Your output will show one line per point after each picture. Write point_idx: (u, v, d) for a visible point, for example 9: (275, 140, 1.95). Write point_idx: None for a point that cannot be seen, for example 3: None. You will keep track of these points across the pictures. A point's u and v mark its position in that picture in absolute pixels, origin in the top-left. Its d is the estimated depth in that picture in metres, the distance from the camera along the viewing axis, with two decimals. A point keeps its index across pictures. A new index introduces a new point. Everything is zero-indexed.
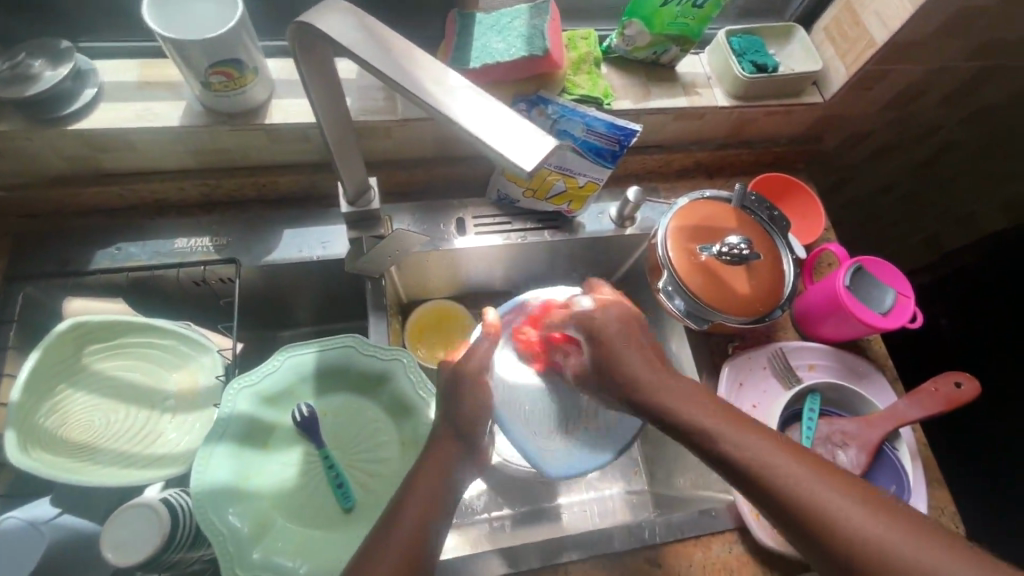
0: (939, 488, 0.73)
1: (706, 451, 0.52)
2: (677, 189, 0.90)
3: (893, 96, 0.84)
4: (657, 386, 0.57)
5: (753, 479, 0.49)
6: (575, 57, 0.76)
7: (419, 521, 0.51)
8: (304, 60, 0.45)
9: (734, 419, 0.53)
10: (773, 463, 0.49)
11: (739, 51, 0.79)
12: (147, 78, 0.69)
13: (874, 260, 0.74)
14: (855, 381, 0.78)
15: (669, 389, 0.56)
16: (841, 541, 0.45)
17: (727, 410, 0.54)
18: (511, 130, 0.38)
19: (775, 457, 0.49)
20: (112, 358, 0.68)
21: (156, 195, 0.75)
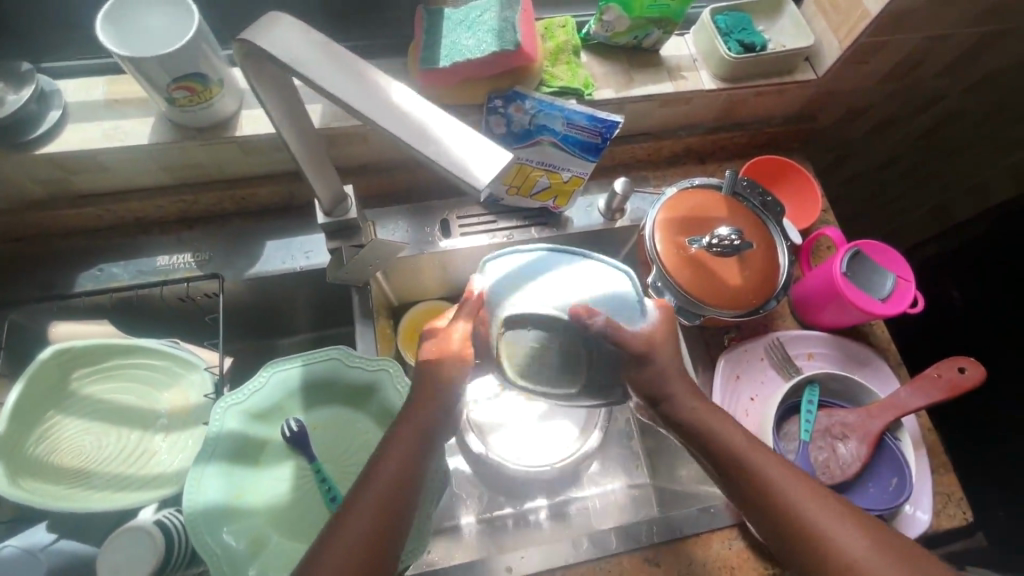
0: (945, 474, 0.71)
1: (723, 468, 0.54)
2: (667, 177, 0.87)
3: (890, 68, 0.80)
4: (686, 407, 0.57)
5: (728, 470, 0.54)
6: (553, 47, 0.74)
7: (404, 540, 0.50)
8: (254, 72, 0.43)
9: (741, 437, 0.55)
10: (754, 459, 0.53)
11: (724, 31, 0.75)
12: (113, 95, 0.67)
13: (873, 243, 0.72)
14: (855, 368, 0.76)
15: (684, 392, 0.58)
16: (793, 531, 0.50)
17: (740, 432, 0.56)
18: (463, 147, 0.36)
19: (789, 483, 0.52)
20: (100, 381, 0.68)
21: (134, 214, 0.74)
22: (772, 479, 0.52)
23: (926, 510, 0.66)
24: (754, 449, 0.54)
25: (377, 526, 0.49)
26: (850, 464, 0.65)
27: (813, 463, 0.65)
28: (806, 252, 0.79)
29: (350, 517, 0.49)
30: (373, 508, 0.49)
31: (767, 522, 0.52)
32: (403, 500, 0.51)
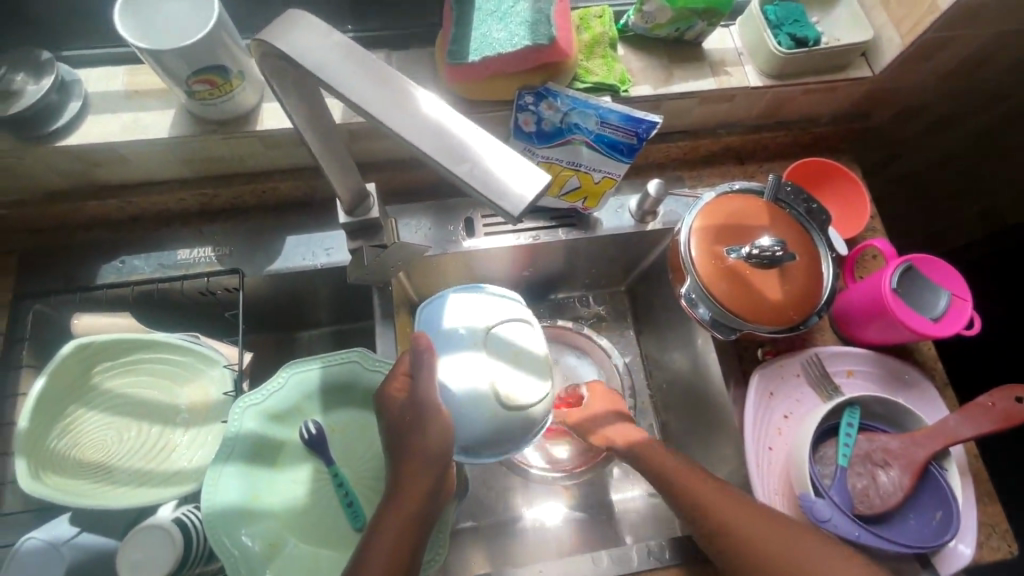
0: (992, 504, 0.67)
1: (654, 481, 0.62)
2: (704, 178, 0.83)
3: (954, 66, 0.74)
4: (621, 435, 0.69)
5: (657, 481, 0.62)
6: (588, 39, 0.69)
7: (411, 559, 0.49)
8: (274, 71, 0.41)
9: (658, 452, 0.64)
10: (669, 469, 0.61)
11: (774, 23, 0.70)
12: (133, 86, 0.66)
13: (925, 257, 0.67)
14: (897, 387, 0.72)
15: (620, 427, 0.71)
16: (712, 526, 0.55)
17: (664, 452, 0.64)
18: (498, 165, 0.33)
19: (700, 485, 0.59)
20: (121, 376, 0.68)
21: (156, 206, 0.73)
22: (708, 496, 0.57)
23: (969, 545, 0.61)
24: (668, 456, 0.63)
25: (400, 541, 0.50)
26: (892, 493, 0.61)
27: (851, 490, 0.62)
28: (850, 264, 0.74)
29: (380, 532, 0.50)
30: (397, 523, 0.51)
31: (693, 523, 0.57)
32: (424, 515, 0.52)
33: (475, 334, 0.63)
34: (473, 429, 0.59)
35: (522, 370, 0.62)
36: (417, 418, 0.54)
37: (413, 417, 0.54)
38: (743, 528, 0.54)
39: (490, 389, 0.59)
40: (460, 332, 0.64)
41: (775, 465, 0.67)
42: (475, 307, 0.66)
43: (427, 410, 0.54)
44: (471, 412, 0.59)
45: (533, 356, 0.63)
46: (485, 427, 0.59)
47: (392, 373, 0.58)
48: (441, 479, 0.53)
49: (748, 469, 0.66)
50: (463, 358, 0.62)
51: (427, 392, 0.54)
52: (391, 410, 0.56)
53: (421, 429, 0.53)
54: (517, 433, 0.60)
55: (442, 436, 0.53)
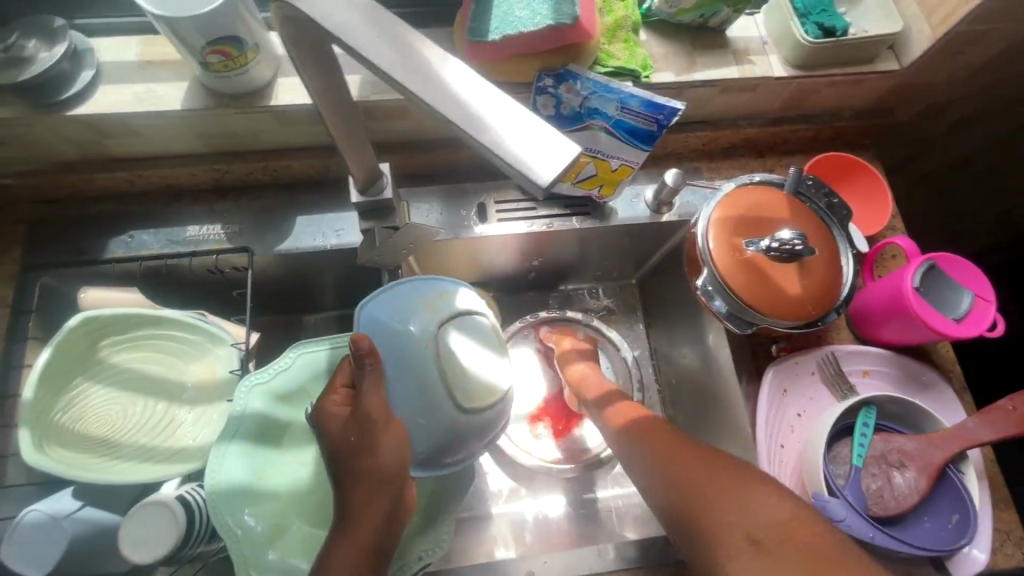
0: (1007, 510, 0.66)
1: (636, 451, 0.61)
2: (722, 170, 0.81)
3: (984, 62, 0.72)
4: (617, 411, 0.68)
5: (635, 451, 0.61)
6: (610, 22, 0.67)
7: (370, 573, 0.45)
8: (291, 35, 0.39)
9: (644, 426, 0.63)
10: (651, 440, 0.60)
11: (801, 11, 0.68)
12: (146, 57, 0.65)
13: (948, 255, 0.65)
14: (914, 389, 0.70)
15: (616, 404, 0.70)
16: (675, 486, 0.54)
17: (647, 425, 0.63)
18: (525, 134, 0.32)
19: (672, 454, 0.57)
20: (128, 351, 0.67)
21: (167, 181, 0.73)
22: (677, 464, 0.55)
23: (983, 548, 0.60)
24: (654, 429, 0.61)
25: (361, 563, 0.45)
26: (906, 495, 0.60)
27: (865, 491, 0.61)
28: (870, 262, 0.72)
29: (336, 553, 0.45)
30: (350, 551, 0.45)
31: (657, 485, 0.56)
32: (383, 537, 0.46)
33: (429, 326, 0.55)
34: (430, 437, 0.52)
35: (482, 365, 0.55)
36: (365, 437, 0.47)
37: (364, 429, 0.47)
38: (704, 489, 0.51)
39: (450, 387, 0.52)
40: (411, 328, 0.54)
41: (787, 463, 0.67)
42: (426, 295, 0.57)
43: (377, 423, 0.47)
44: (430, 419, 0.51)
45: (497, 347, 0.57)
46: (445, 433, 0.52)
47: (329, 387, 0.51)
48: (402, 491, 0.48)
49: (759, 467, 0.66)
50: (413, 355, 0.53)
51: (373, 404, 0.47)
52: (331, 429, 0.48)
53: (369, 449, 0.46)
54: (477, 437, 0.53)
55: (394, 456, 0.47)
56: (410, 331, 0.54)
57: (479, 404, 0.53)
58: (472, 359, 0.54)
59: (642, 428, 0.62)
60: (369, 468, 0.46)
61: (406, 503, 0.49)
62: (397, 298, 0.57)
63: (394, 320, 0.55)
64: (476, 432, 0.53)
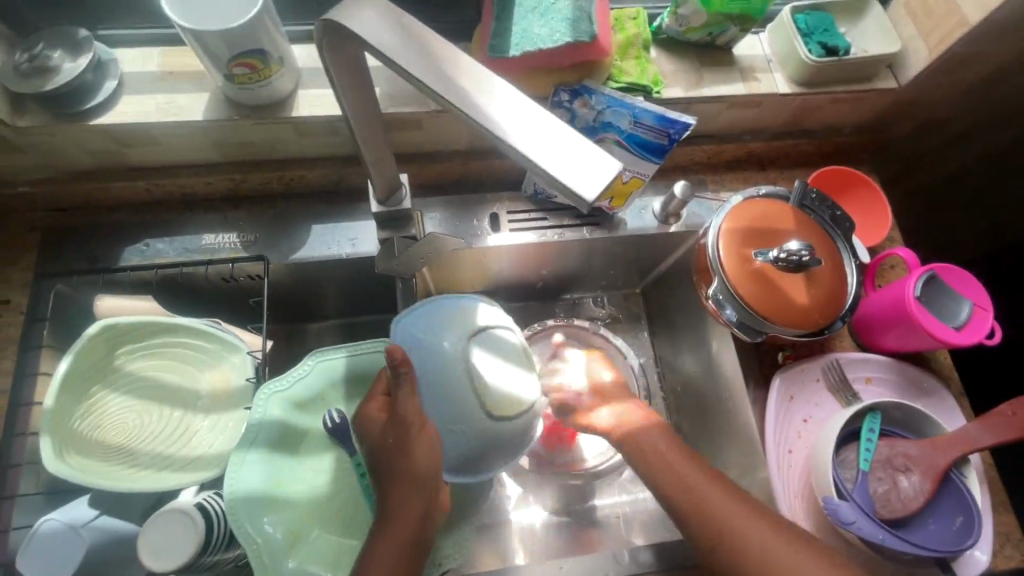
0: (1005, 513, 0.68)
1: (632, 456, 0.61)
2: (727, 183, 0.83)
3: (977, 81, 0.76)
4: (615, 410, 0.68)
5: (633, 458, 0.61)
6: (622, 40, 0.70)
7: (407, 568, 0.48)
8: (332, 51, 0.40)
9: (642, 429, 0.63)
10: (654, 448, 0.60)
11: (805, 31, 0.71)
12: (168, 68, 0.66)
13: (947, 266, 0.68)
14: (916, 395, 0.72)
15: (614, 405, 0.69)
16: (692, 507, 0.55)
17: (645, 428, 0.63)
18: (568, 152, 0.34)
19: (683, 469, 0.57)
20: (143, 359, 0.67)
21: (182, 190, 0.73)
22: (692, 485, 0.56)
23: (985, 550, 0.61)
24: (653, 436, 0.61)
25: (398, 563, 0.48)
26: (912, 499, 0.62)
27: (872, 495, 0.62)
28: (871, 272, 0.75)
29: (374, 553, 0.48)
30: (390, 549, 0.48)
31: (666, 499, 0.57)
32: (419, 535, 0.50)
33: (460, 341, 0.56)
34: (461, 446, 0.54)
35: (507, 381, 0.56)
36: (402, 441, 0.50)
37: (402, 435, 0.50)
38: (725, 515, 0.53)
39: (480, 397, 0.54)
40: (444, 343, 0.56)
41: (795, 469, 0.68)
42: (455, 312, 0.58)
43: (414, 428, 0.50)
44: (463, 429, 0.53)
45: (523, 361, 0.58)
46: (477, 443, 0.54)
47: (370, 394, 0.54)
48: (434, 495, 0.51)
49: (770, 473, 0.67)
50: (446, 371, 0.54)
51: (409, 409, 0.51)
52: (371, 432, 0.51)
53: (405, 452, 0.49)
54: (505, 449, 0.55)
55: (429, 460, 0.50)
56: (440, 347, 0.55)
57: (508, 415, 0.54)
58: (497, 377, 0.55)
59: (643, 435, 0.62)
60: (406, 471, 0.49)
61: (438, 506, 0.52)
62: (427, 313, 0.58)
63: (425, 336, 0.56)
64: (502, 445, 0.55)
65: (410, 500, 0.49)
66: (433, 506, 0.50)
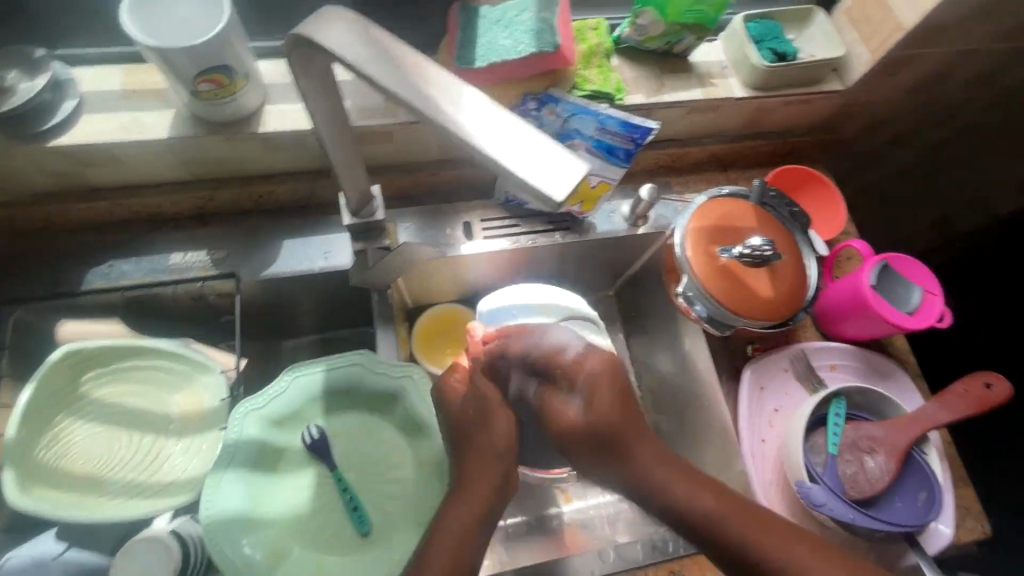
0: (965, 487, 0.72)
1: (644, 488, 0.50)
2: (690, 185, 0.87)
3: (916, 82, 0.81)
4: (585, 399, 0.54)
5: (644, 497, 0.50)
6: (585, 49, 0.72)
7: (466, 540, 0.49)
8: (302, 63, 0.41)
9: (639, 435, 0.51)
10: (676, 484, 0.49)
11: (756, 38, 0.75)
12: (130, 86, 0.65)
13: (899, 256, 0.72)
14: (877, 380, 0.76)
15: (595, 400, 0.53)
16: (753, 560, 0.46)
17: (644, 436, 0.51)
18: (536, 156, 0.35)
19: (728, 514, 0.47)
20: (110, 385, 0.65)
21: (148, 210, 0.72)
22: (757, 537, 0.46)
23: (949, 524, 0.65)
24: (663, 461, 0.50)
25: (461, 543, 0.49)
26: (879, 479, 0.64)
27: (842, 477, 0.65)
28: (829, 264, 0.79)
29: (446, 524, 0.50)
30: (460, 517, 0.50)
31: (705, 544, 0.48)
32: (493, 507, 0.52)
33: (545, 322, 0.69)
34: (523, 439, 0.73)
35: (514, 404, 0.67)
36: (479, 418, 0.57)
37: (484, 411, 0.57)
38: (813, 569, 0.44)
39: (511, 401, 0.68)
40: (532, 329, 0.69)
41: (769, 458, 0.70)
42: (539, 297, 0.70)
43: (493, 402, 0.57)
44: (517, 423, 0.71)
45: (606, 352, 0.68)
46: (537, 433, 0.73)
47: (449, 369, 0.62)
48: (505, 477, 0.54)
49: (744, 462, 0.69)
50: None
51: (486, 385, 0.58)
52: (452, 405, 0.58)
53: (484, 426, 0.56)
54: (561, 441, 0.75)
55: (504, 438, 0.56)
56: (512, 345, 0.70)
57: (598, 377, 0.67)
58: None
59: (649, 452, 0.51)
60: (484, 441, 0.55)
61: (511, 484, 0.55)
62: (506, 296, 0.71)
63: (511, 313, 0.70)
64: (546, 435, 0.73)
65: (480, 475, 0.53)
66: (505, 486, 0.54)
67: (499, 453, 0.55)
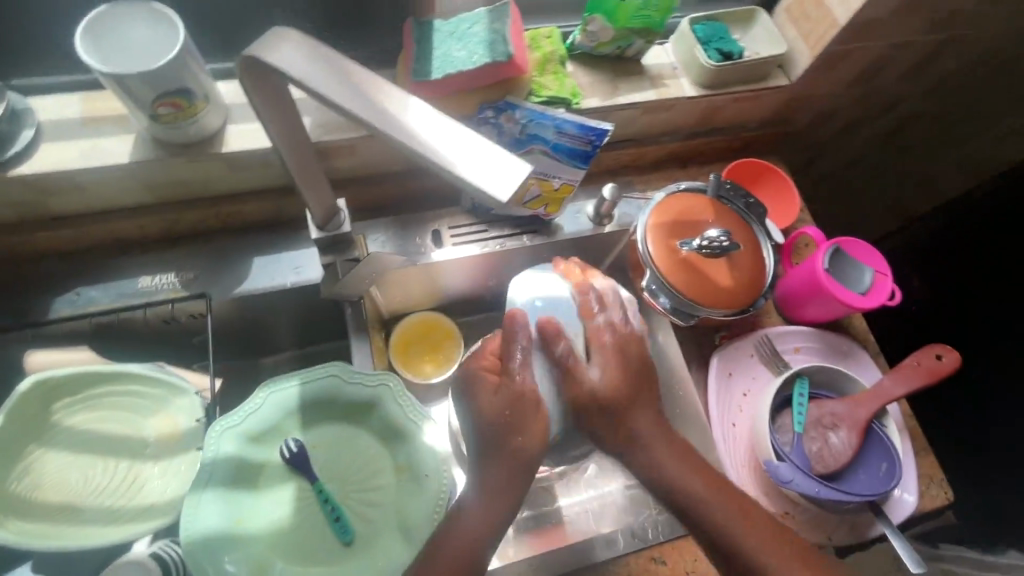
0: (927, 457, 0.75)
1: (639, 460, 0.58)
2: (652, 182, 0.90)
3: (856, 74, 0.85)
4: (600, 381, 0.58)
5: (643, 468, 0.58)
6: (539, 57, 0.75)
7: (478, 538, 0.54)
8: (255, 84, 0.42)
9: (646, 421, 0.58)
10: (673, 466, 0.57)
11: (703, 39, 0.78)
12: (89, 113, 0.65)
13: (851, 239, 0.75)
14: (839, 359, 0.79)
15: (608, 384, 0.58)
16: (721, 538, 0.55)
17: (653, 425, 0.59)
18: (482, 160, 0.37)
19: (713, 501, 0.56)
20: (81, 412, 0.65)
21: (114, 235, 0.72)
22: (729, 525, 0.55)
23: (914, 492, 0.69)
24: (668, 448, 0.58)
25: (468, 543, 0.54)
26: (843, 453, 0.67)
27: (808, 453, 0.68)
28: (787, 251, 0.82)
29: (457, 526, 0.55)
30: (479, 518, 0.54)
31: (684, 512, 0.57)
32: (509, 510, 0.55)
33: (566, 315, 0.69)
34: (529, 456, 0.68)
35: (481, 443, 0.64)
36: (517, 418, 0.55)
37: (518, 408, 0.55)
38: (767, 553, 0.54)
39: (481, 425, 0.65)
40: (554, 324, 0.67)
41: (740, 441, 0.73)
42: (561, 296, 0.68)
43: (531, 406, 0.55)
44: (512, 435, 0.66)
45: None
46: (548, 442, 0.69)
47: (482, 353, 0.60)
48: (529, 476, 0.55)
49: (716, 446, 0.71)
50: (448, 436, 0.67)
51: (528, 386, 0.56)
52: (482, 405, 0.56)
53: (519, 427, 0.55)
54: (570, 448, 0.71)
55: (532, 445, 0.55)
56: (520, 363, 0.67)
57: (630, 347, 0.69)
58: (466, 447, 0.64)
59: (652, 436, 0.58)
60: (517, 447, 0.54)
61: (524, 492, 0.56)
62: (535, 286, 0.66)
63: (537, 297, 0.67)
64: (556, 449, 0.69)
65: (504, 484, 0.54)
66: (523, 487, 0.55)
67: (516, 462, 0.55)
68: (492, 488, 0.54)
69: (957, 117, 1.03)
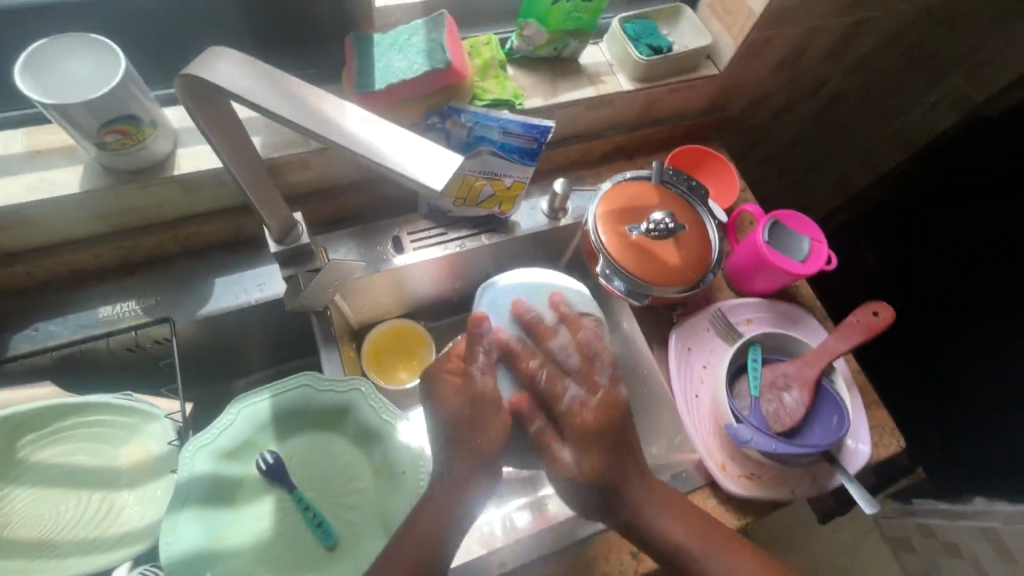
0: (879, 409, 0.79)
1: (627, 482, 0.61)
2: (602, 175, 0.94)
3: (779, 59, 0.91)
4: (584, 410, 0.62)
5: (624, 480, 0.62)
6: (480, 63, 0.78)
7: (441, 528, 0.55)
8: (197, 103, 0.44)
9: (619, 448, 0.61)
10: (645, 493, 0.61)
11: (634, 36, 0.83)
12: (35, 147, 0.65)
13: (788, 212, 0.80)
14: (789, 325, 0.84)
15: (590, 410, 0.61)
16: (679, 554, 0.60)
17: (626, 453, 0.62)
18: (416, 156, 0.39)
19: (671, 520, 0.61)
20: (49, 446, 0.64)
21: (71, 267, 0.72)
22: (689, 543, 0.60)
23: (866, 442, 0.74)
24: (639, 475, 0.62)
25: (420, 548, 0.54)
26: (797, 411, 0.71)
27: (765, 414, 0.72)
28: (732, 228, 0.87)
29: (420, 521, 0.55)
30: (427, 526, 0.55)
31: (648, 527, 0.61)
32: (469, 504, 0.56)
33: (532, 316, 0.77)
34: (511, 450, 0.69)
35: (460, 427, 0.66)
36: (477, 418, 0.58)
37: (477, 410, 0.58)
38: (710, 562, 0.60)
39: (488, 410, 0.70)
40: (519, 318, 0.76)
41: (704, 410, 0.76)
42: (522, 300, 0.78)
43: (489, 405, 0.58)
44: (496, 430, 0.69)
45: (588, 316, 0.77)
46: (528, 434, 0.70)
47: (448, 354, 0.62)
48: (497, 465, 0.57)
49: (681, 418, 0.75)
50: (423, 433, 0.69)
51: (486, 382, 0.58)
52: (447, 401, 0.58)
53: (481, 427, 0.58)
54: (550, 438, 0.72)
55: (491, 441, 0.57)
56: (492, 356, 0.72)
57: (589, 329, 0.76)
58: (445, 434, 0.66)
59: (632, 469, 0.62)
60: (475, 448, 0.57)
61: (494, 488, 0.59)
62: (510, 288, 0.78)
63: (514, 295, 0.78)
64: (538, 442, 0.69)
65: (463, 481, 0.56)
66: (486, 481, 0.57)
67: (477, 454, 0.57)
68: (449, 485, 0.56)
69: (879, 94, 1.10)
